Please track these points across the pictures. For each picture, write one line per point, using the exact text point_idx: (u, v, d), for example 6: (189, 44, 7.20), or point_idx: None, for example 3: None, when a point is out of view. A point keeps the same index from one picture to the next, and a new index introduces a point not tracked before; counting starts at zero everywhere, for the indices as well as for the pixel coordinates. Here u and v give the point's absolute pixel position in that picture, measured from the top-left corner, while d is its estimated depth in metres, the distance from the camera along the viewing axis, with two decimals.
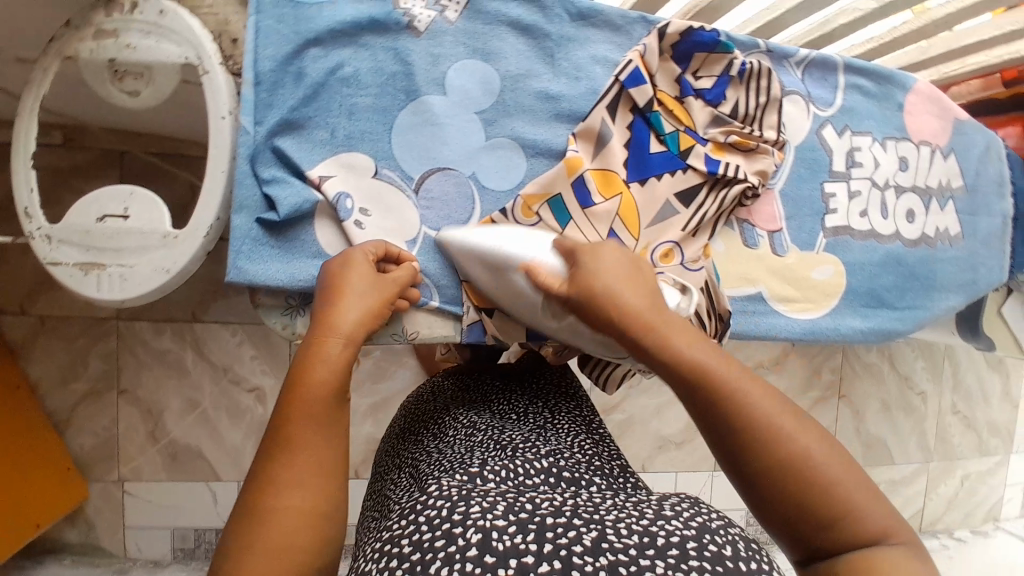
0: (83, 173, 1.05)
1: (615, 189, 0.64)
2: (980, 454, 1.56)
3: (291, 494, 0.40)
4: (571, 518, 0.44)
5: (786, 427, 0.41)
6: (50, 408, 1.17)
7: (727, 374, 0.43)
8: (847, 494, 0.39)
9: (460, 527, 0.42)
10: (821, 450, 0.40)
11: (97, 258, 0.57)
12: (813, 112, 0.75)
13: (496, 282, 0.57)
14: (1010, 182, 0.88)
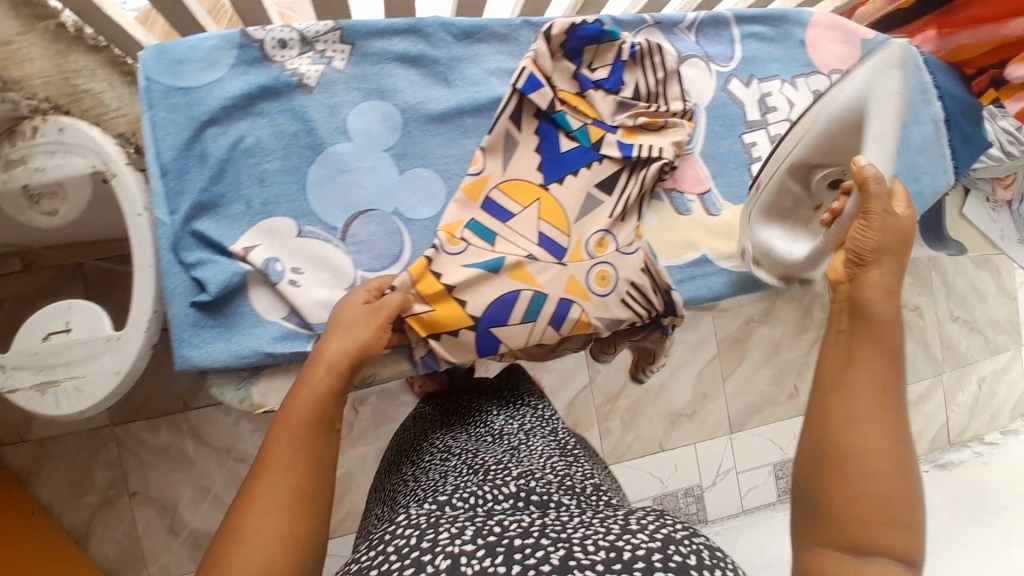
0: (47, 293, 1.06)
1: (532, 195, 0.67)
2: (989, 353, 1.56)
3: (257, 526, 0.44)
4: (539, 538, 0.50)
5: (892, 428, 0.42)
6: (68, 526, 1.18)
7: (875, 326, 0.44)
8: (897, 509, 0.40)
9: (429, 555, 0.49)
10: (902, 477, 0.41)
11: (48, 376, 0.58)
12: (715, 70, 0.76)
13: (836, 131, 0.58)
14: (934, 86, 0.87)
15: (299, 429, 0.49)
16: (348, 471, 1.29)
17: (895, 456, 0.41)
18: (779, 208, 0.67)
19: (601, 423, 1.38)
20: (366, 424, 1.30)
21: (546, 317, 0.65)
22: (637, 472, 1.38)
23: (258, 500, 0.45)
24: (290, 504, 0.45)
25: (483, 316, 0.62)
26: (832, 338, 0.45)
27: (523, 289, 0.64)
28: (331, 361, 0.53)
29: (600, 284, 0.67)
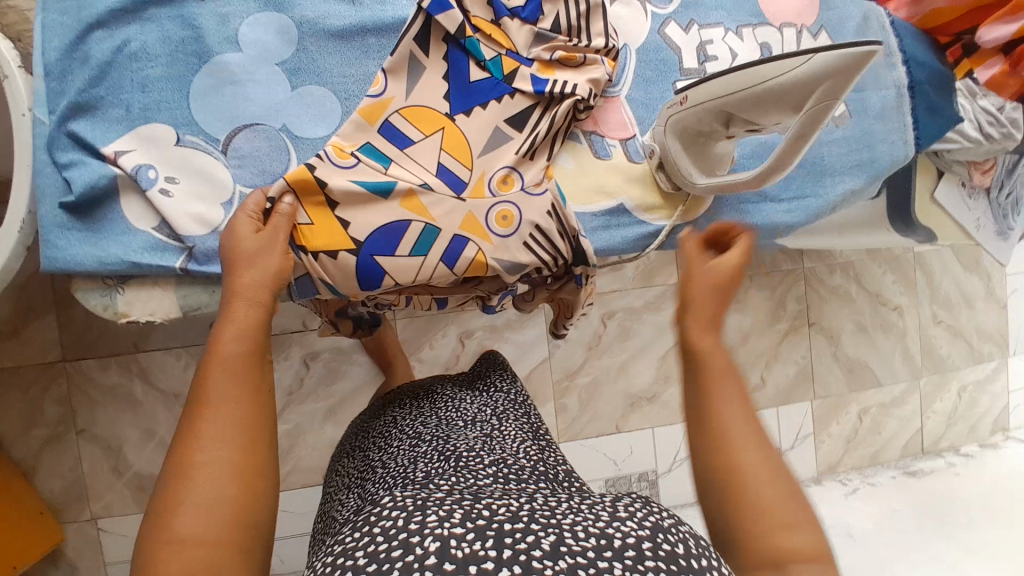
0: None
1: (434, 124, 0.62)
2: (974, 362, 1.49)
3: (209, 476, 0.42)
4: (529, 522, 0.43)
5: (766, 467, 0.44)
6: (17, 457, 1.19)
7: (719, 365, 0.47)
8: (788, 511, 0.43)
9: (417, 536, 0.41)
10: (784, 482, 0.44)
11: None
12: (651, 12, 0.72)
13: (764, 98, 0.55)
14: (899, 49, 0.82)
15: (232, 357, 0.47)
16: (296, 427, 1.28)
17: (767, 464, 0.44)
18: (693, 142, 0.65)
19: (558, 400, 1.34)
20: (316, 380, 1.28)
21: (436, 253, 0.62)
22: (590, 452, 1.35)
23: (204, 446, 0.43)
24: (243, 446, 0.44)
25: (367, 244, 0.60)
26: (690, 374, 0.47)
27: (414, 219, 0.61)
28: (248, 295, 0.51)
29: (500, 225, 0.63)
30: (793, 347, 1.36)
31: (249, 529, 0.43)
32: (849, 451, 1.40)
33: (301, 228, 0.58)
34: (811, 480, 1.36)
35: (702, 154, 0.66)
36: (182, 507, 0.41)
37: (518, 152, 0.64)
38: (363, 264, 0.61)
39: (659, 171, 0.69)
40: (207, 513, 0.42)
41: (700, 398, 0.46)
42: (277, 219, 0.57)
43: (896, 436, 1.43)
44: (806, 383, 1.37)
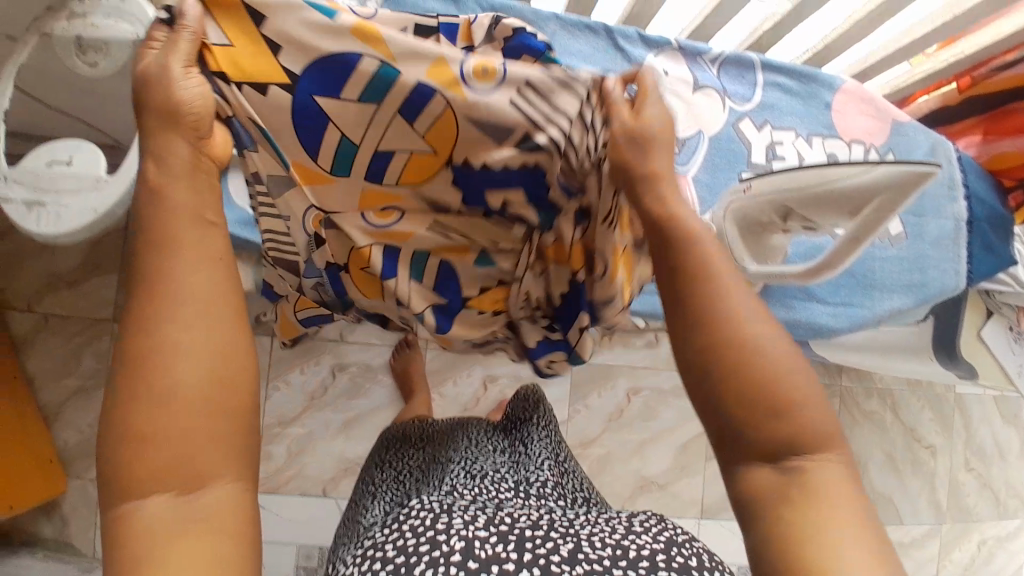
0: None
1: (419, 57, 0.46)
2: (999, 517, 1.43)
3: (171, 371, 0.38)
4: (548, 532, 0.52)
5: (771, 337, 0.43)
6: (43, 401, 1.24)
7: (709, 257, 0.44)
8: (785, 391, 0.41)
9: (443, 536, 0.51)
10: (791, 358, 0.43)
11: (39, 198, 0.62)
12: (729, 106, 0.77)
13: (824, 202, 0.58)
14: (962, 184, 0.84)
15: (189, 238, 0.41)
16: (308, 433, 1.30)
17: (783, 353, 0.43)
18: (752, 229, 0.68)
19: None
20: (339, 392, 1.31)
21: (396, 104, 0.48)
22: None
23: (166, 350, 0.39)
24: (219, 359, 0.40)
25: (306, 79, 0.47)
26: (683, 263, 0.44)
27: (366, 50, 0.46)
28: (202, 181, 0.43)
29: (474, 76, 0.47)
30: None
31: (218, 418, 0.39)
32: None
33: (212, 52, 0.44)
34: None
35: (757, 242, 0.69)
36: (155, 418, 0.38)
37: (521, 89, 0.48)
38: (305, 118, 0.48)
39: None
40: (186, 422, 0.38)
41: (686, 281, 0.44)
42: (183, 27, 0.43)
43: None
44: None
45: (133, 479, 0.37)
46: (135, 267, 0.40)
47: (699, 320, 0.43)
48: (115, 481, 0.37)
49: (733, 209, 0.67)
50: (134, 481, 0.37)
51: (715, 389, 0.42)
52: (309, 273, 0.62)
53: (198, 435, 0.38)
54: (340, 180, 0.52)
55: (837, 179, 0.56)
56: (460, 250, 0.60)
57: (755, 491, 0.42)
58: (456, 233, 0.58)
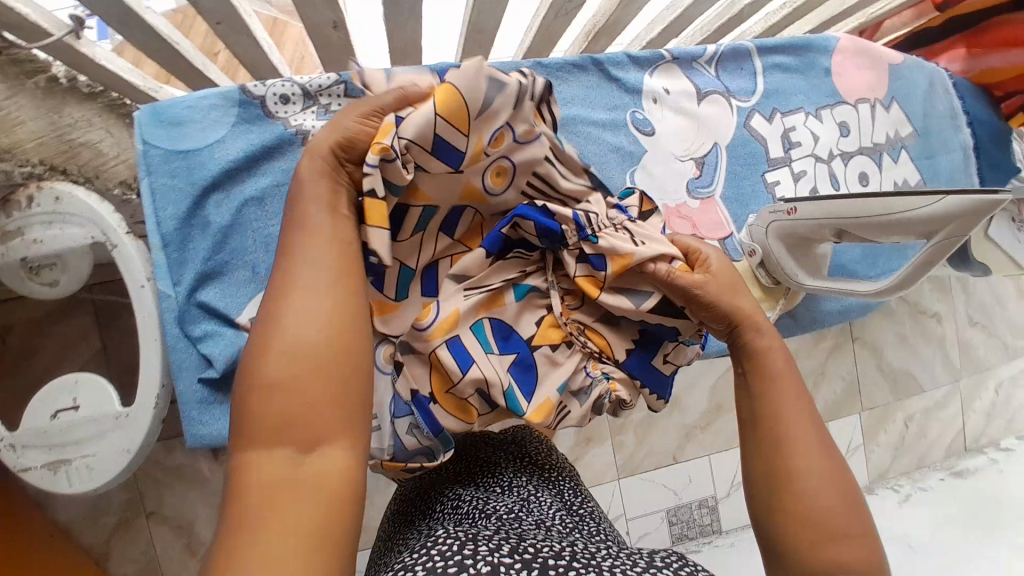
0: (57, 318, 0.91)
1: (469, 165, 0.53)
2: (1009, 358, 1.49)
3: (304, 323, 0.35)
4: (571, 560, 0.46)
5: (833, 472, 0.43)
6: (87, 544, 1.14)
7: (780, 388, 0.47)
8: (844, 524, 0.42)
9: (471, 559, 0.44)
10: (851, 502, 0.43)
11: (59, 454, 0.58)
12: (736, 106, 0.73)
13: (889, 229, 0.57)
14: (963, 111, 0.84)
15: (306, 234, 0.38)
16: None
17: (841, 489, 0.43)
18: (799, 247, 0.67)
19: (615, 437, 1.36)
20: None
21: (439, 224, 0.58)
22: (650, 486, 1.37)
23: (297, 301, 0.35)
24: (341, 326, 0.36)
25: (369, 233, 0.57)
26: (754, 389, 0.48)
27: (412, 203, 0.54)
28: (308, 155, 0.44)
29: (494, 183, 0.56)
30: (839, 365, 1.37)
31: (350, 384, 0.35)
32: (897, 458, 1.40)
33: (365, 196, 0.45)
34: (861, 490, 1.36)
35: (805, 255, 0.68)
36: (270, 368, 0.34)
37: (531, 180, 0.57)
38: None
39: (757, 271, 0.70)
40: (311, 371, 0.34)
41: (760, 404, 0.47)
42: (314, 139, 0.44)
43: (940, 436, 1.43)
44: (855, 398, 1.37)
45: (270, 432, 0.32)
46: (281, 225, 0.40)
47: (769, 434, 0.45)
48: (245, 428, 0.32)
49: (777, 227, 0.65)
50: (248, 429, 0.33)
51: (773, 513, 0.43)
52: (400, 411, 0.59)
53: (326, 386, 0.34)
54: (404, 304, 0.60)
55: (907, 208, 0.55)
56: (500, 304, 0.62)
57: None
58: (492, 285, 0.61)
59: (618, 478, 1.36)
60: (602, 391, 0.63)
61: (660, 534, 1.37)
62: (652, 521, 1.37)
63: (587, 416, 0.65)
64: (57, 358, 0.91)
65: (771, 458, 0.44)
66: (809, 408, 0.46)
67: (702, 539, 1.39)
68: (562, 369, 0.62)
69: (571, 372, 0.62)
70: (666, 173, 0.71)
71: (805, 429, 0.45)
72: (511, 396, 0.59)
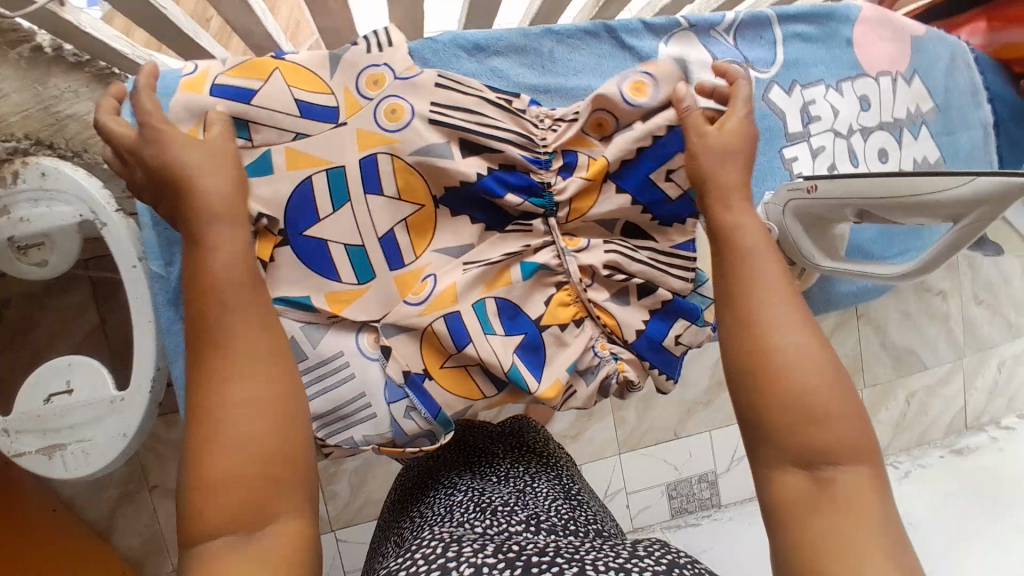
0: (55, 291, 0.89)
1: (354, 110, 0.58)
2: (1013, 336, 1.48)
3: (239, 420, 0.39)
4: (554, 556, 0.45)
5: (814, 350, 0.41)
6: (91, 518, 1.14)
7: (754, 270, 0.44)
8: (836, 404, 0.39)
9: (453, 562, 0.44)
10: (833, 375, 0.40)
11: (54, 439, 0.56)
12: (754, 77, 0.70)
13: (912, 211, 0.56)
14: (985, 88, 0.82)
15: (231, 320, 0.41)
16: (362, 462, 1.24)
17: (828, 368, 0.40)
18: (815, 228, 0.65)
19: (617, 412, 1.36)
20: None
21: (358, 184, 0.59)
22: (650, 461, 1.38)
23: (227, 384, 0.39)
24: (275, 418, 0.40)
25: (291, 224, 0.58)
26: (730, 259, 0.45)
27: (311, 171, 0.58)
28: (224, 214, 0.45)
29: (392, 121, 0.58)
30: (843, 341, 1.36)
31: (281, 477, 0.39)
32: (897, 435, 1.41)
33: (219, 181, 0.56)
34: None
35: (823, 235, 0.66)
36: (214, 466, 0.37)
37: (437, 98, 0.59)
38: (312, 255, 0.59)
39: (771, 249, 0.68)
40: (241, 468, 0.38)
41: (730, 280, 0.45)
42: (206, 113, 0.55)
43: (941, 413, 1.43)
44: (857, 373, 1.37)
45: (203, 532, 0.36)
46: (196, 299, 0.42)
47: (742, 320, 0.43)
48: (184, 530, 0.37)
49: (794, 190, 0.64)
50: (198, 524, 0.36)
51: (757, 398, 0.41)
52: (395, 397, 0.59)
53: (258, 482, 0.38)
54: (368, 286, 0.61)
55: (932, 190, 0.53)
56: (506, 281, 0.61)
57: (786, 499, 0.39)
58: (492, 259, 0.60)
59: (619, 453, 1.36)
60: (610, 371, 0.62)
61: (659, 507, 1.39)
62: (651, 495, 1.38)
63: (594, 398, 0.64)
64: (52, 336, 0.89)
65: (748, 343, 0.42)
66: (785, 286, 0.44)
67: (702, 512, 1.41)
68: (569, 351, 0.61)
69: (579, 352, 0.61)
70: None
71: (779, 300, 0.43)
72: (516, 374, 0.59)
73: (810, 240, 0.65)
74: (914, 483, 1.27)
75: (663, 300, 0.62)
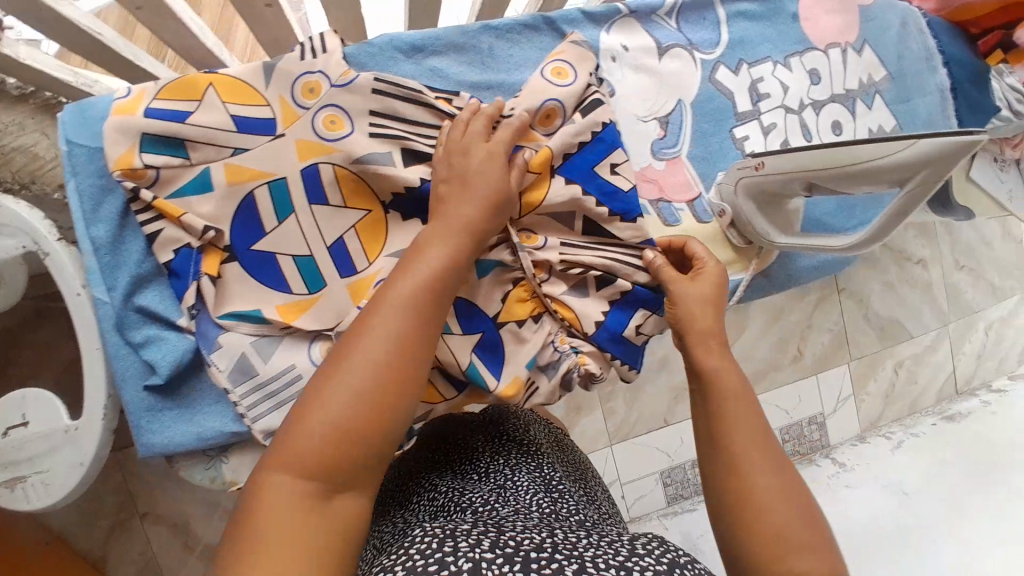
0: (25, 324, 0.89)
1: (291, 119, 0.57)
2: (997, 299, 1.47)
3: (376, 348, 0.43)
4: (553, 551, 0.44)
5: (783, 494, 0.44)
6: (84, 549, 1.14)
7: (730, 405, 0.49)
8: (806, 536, 0.43)
9: (451, 556, 0.42)
10: (803, 514, 0.44)
11: (14, 472, 0.56)
12: (699, 59, 0.69)
13: (856, 182, 0.55)
14: (938, 51, 0.77)
15: (429, 251, 0.47)
16: None
17: (796, 508, 0.44)
18: (768, 207, 0.64)
19: (605, 404, 1.36)
20: None
21: (302, 195, 0.58)
22: (643, 450, 1.38)
23: (388, 313, 0.44)
24: (396, 366, 0.43)
25: (238, 239, 0.57)
26: (710, 395, 0.50)
27: (253, 185, 0.57)
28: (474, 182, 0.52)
29: (333, 132, 0.58)
30: (825, 316, 1.36)
31: (375, 421, 0.42)
32: (888, 406, 1.41)
33: (155, 203, 0.55)
34: (855, 438, 1.35)
35: (778, 213, 0.64)
36: (348, 371, 0.42)
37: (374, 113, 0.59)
38: (259, 267, 0.57)
39: (727, 229, 0.68)
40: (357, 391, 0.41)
41: (712, 423, 0.49)
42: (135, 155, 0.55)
43: (930, 381, 1.43)
44: (842, 347, 1.38)
45: (311, 418, 0.40)
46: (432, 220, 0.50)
47: (720, 458, 0.47)
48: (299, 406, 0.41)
49: (743, 167, 0.63)
50: (311, 409, 0.41)
51: (730, 528, 0.44)
52: None
53: (359, 410, 0.41)
54: (322, 294, 0.58)
55: (874, 158, 0.53)
56: (462, 280, 0.59)
57: None
58: None
59: (611, 445, 1.36)
60: (570, 364, 0.62)
61: (655, 496, 1.38)
62: (646, 484, 1.37)
63: (557, 391, 0.63)
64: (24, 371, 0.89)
65: (725, 474, 0.46)
66: (760, 427, 0.48)
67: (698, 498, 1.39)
68: (528, 347, 0.61)
69: (537, 347, 0.61)
70: (630, 136, 0.67)
71: (750, 440, 0.47)
72: (475, 373, 0.59)
73: (763, 218, 0.65)
74: (906, 451, 1.24)
75: (622, 290, 0.62)
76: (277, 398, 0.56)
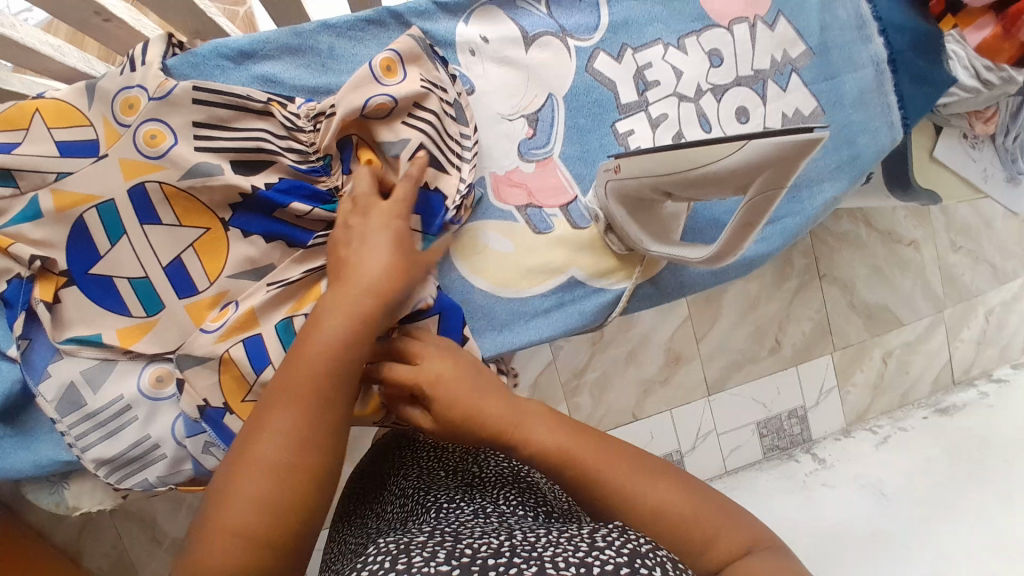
0: None
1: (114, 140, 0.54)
2: (998, 282, 1.35)
3: (291, 415, 0.38)
4: (512, 552, 0.35)
5: (681, 497, 0.41)
6: None
7: (589, 451, 0.42)
8: (725, 525, 0.40)
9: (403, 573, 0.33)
10: (715, 506, 0.42)
11: None
12: (574, 46, 0.64)
13: (697, 180, 0.48)
14: (872, 19, 0.70)
15: (343, 301, 0.44)
16: None
17: (707, 503, 0.41)
18: (637, 211, 0.58)
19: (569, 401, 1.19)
20: None
21: (132, 215, 0.55)
22: None
23: (305, 369, 0.40)
24: (321, 417, 0.39)
25: (73, 262, 0.55)
26: (574, 442, 0.43)
27: (81, 209, 0.54)
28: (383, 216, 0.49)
29: (153, 147, 0.54)
30: (805, 305, 1.27)
31: (306, 490, 0.37)
32: (876, 398, 1.31)
33: None
34: (838, 432, 1.25)
35: (650, 217, 0.58)
36: (262, 444, 0.37)
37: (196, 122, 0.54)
38: (98, 291, 0.55)
39: (605, 234, 0.63)
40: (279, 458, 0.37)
41: (586, 482, 0.42)
42: None
43: (923, 372, 1.33)
44: (824, 337, 1.28)
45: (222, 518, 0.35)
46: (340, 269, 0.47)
47: (604, 499, 0.41)
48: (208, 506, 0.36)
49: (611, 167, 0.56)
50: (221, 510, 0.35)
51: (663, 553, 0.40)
52: (191, 431, 0.57)
53: (280, 485, 0.36)
54: (159, 317, 0.57)
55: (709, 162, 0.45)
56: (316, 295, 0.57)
57: None
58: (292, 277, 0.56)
59: None
60: None
61: None
62: None
63: None
64: None
65: (625, 511, 0.41)
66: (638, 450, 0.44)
67: None
68: None
69: None
70: (492, 136, 0.62)
71: (633, 468, 0.42)
72: None
73: (639, 223, 0.59)
74: (890, 448, 1.10)
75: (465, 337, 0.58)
76: (109, 426, 0.56)
